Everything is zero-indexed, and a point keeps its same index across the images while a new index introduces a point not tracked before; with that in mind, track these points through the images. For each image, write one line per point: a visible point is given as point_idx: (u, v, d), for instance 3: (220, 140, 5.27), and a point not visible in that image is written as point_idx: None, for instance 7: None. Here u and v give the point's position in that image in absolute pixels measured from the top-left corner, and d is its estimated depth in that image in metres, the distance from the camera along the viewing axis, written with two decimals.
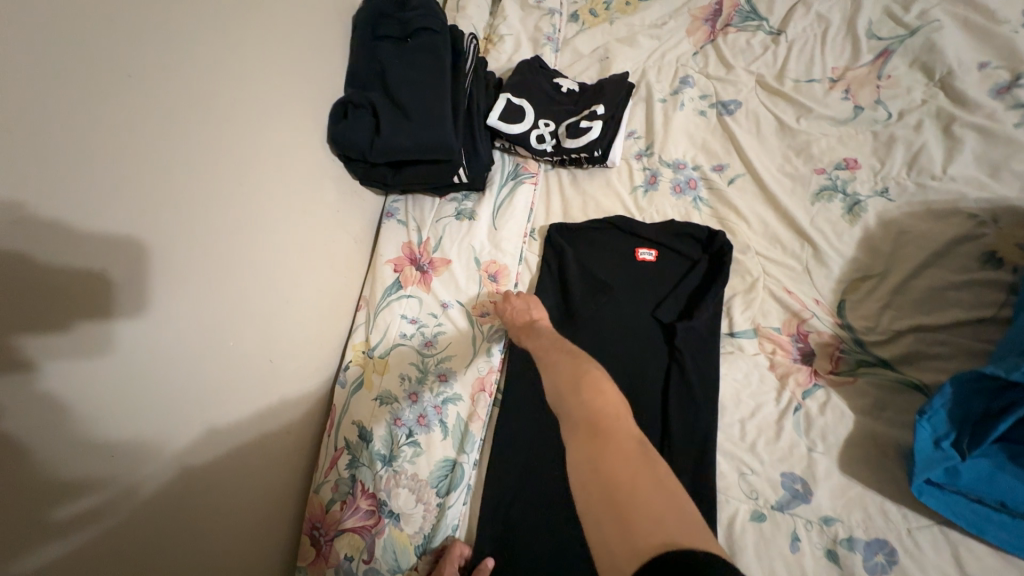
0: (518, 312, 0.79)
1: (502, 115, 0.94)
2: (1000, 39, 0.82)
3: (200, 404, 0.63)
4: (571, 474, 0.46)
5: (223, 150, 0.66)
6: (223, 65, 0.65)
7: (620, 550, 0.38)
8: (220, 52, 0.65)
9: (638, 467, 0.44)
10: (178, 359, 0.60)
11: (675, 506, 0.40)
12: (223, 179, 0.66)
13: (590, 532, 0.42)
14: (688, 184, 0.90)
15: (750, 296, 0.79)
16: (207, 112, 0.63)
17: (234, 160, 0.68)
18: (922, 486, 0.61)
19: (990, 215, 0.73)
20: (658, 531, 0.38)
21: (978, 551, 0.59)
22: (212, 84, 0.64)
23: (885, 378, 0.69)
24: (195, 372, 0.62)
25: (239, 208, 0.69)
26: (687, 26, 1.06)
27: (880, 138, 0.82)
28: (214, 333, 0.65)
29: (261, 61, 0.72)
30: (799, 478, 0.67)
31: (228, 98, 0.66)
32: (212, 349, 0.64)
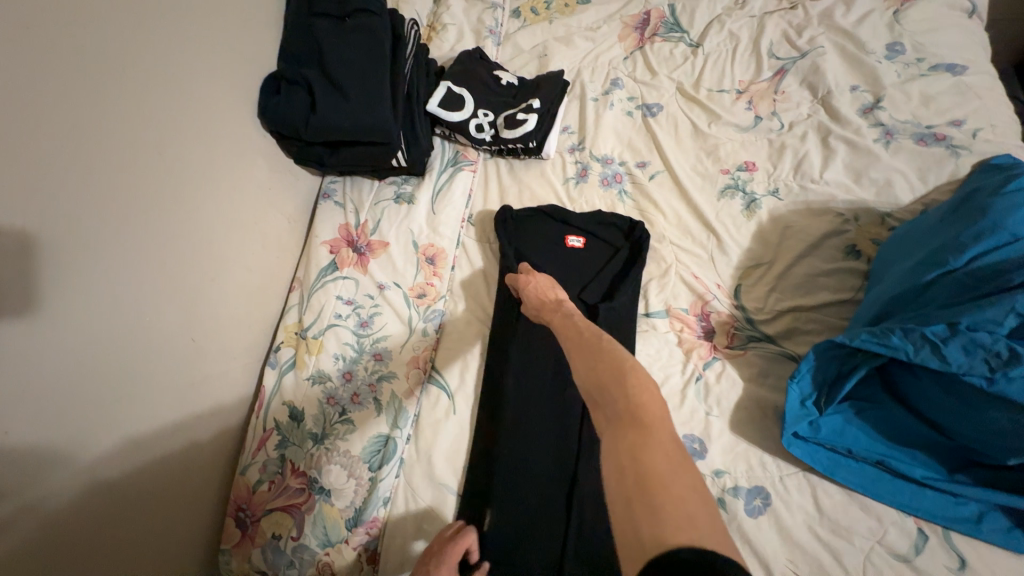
0: (541, 288, 0.78)
1: (442, 102, 0.96)
2: (867, 67, 0.98)
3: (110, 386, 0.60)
4: (605, 459, 0.46)
5: (138, 120, 0.63)
6: (138, 33, 0.63)
7: (645, 537, 0.38)
8: (131, 16, 0.62)
9: (674, 462, 0.43)
10: (83, 337, 0.57)
11: (701, 496, 0.41)
12: (137, 151, 0.63)
13: (615, 515, 0.42)
14: (615, 178, 0.98)
15: (664, 281, 0.88)
16: (116, 80, 0.60)
17: (150, 132, 0.65)
18: (791, 439, 0.72)
19: (853, 215, 0.87)
20: (687, 528, 0.38)
21: (831, 490, 0.71)
22: (123, 50, 0.61)
23: (768, 351, 0.81)
24: (105, 353, 0.60)
25: (158, 181, 0.66)
26: (619, 31, 1.14)
27: (774, 145, 0.95)
28: (128, 311, 0.62)
29: (181, 30, 0.69)
30: (697, 438, 0.76)
31: (142, 66, 0.64)
32: (125, 327, 0.62)
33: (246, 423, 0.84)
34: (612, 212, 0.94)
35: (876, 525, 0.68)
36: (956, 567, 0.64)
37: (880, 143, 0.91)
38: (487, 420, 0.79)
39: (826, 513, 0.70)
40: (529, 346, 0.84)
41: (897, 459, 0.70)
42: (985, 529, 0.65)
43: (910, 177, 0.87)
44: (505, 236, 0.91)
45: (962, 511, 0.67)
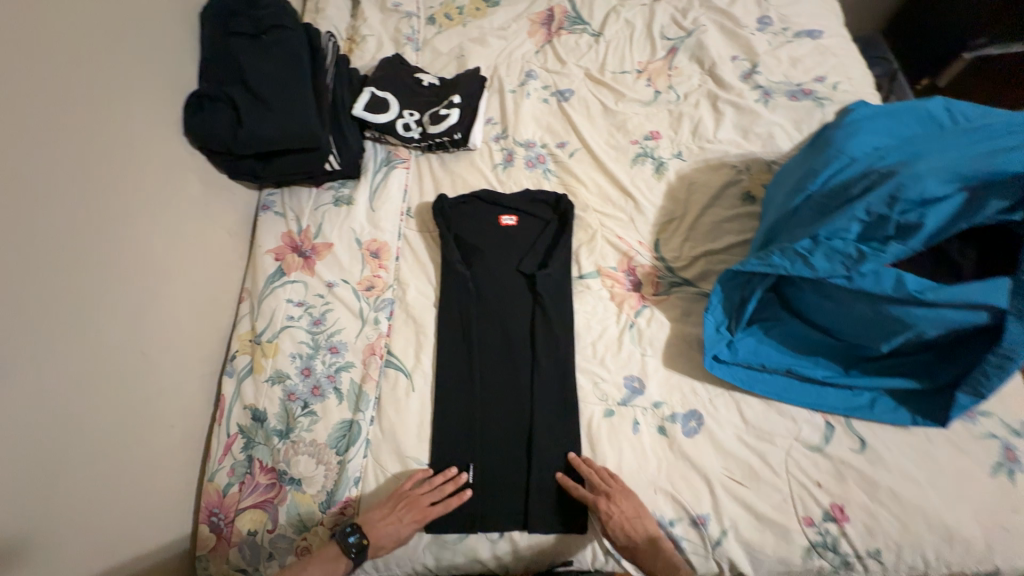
0: (627, 519, 0.72)
1: (367, 106, 1.02)
2: (743, 39, 1.11)
3: (57, 401, 0.62)
4: None
5: (63, 146, 0.66)
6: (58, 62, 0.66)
7: None
8: (52, 47, 0.65)
9: None
10: (29, 354, 0.59)
11: None
12: (64, 176, 0.65)
13: None
14: (538, 159, 1.06)
15: (592, 244, 0.96)
16: (41, 108, 0.63)
17: (78, 157, 0.67)
18: (713, 363, 0.82)
19: (745, 166, 0.99)
20: None
21: (753, 403, 0.81)
22: (44, 79, 0.64)
23: (688, 293, 0.90)
24: (51, 369, 0.62)
25: (87, 202, 0.68)
26: (528, 28, 1.24)
27: (672, 114, 1.06)
28: (69, 327, 0.64)
29: (101, 58, 0.72)
30: (636, 377, 0.85)
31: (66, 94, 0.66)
32: (67, 346, 0.64)
33: (209, 433, 0.85)
34: (541, 190, 1.02)
35: (792, 425, 0.79)
36: (858, 447, 0.76)
37: (760, 103, 1.04)
38: (444, 392, 0.84)
39: (750, 422, 0.80)
40: (477, 319, 0.90)
41: (802, 365, 0.80)
42: (877, 411, 0.77)
43: (787, 129, 1.01)
44: (443, 223, 0.97)
45: (858, 400, 0.78)
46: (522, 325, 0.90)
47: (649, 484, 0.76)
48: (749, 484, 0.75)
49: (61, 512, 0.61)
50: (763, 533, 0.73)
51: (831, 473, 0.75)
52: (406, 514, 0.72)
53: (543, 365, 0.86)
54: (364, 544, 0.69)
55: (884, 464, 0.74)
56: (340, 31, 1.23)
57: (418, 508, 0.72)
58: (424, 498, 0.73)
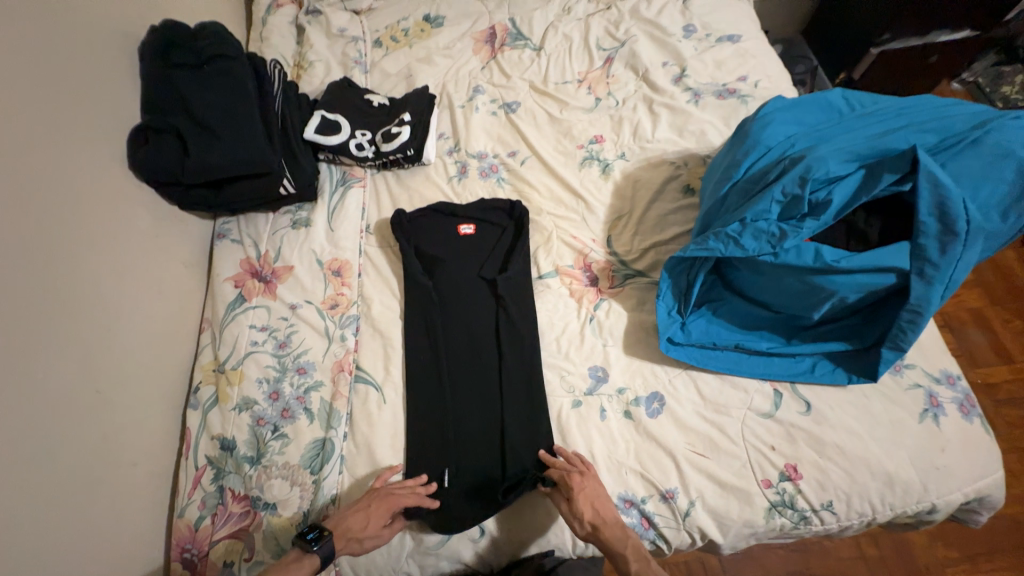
0: (595, 500, 0.74)
1: (318, 129, 1.04)
2: (671, 46, 1.20)
3: (11, 448, 0.60)
4: None
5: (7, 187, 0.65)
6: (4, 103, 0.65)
7: None
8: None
9: None
10: None
11: None
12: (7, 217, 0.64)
13: None
14: (491, 169, 1.10)
15: (549, 245, 1.00)
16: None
17: (22, 197, 0.66)
18: (668, 345, 0.87)
19: (683, 162, 1.06)
20: None
21: (708, 379, 0.86)
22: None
23: (642, 283, 0.96)
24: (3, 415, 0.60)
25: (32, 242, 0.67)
26: (473, 46, 1.29)
27: (613, 119, 1.13)
28: (20, 371, 0.63)
29: (46, 96, 0.72)
30: (600, 367, 0.89)
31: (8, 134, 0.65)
32: (19, 390, 0.62)
33: (176, 469, 0.83)
34: (496, 198, 1.06)
35: (745, 396, 0.84)
36: (804, 410, 0.82)
37: (691, 103, 1.12)
38: (415, 400, 0.85)
39: (707, 397, 0.85)
40: (443, 327, 0.92)
41: (748, 340, 0.87)
42: (818, 374, 0.83)
43: (717, 125, 1.09)
44: (402, 236, 0.99)
45: (801, 366, 0.85)
46: (487, 327, 0.92)
47: (619, 466, 0.80)
48: (711, 455, 0.80)
49: (22, 562, 0.59)
50: (727, 499, 0.77)
51: (783, 437, 0.80)
52: (375, 509, 0.72)
53: (509, 364, 0.89)
54: (327, 535, 0.69)
55: (829, 423, 0.80)
56: (287, 58, 1.24)
57: (387, 504, 0.73)
58: (396, 497, 0.74)
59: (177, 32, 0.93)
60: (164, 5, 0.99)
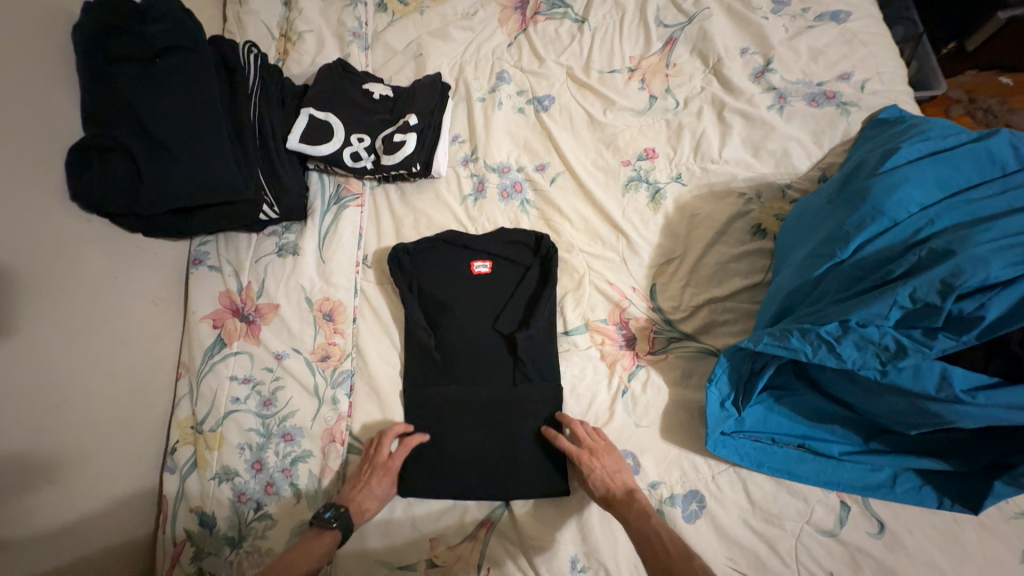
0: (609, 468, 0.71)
1: (305, 135, 0.85)
2: (754, 26, 0.93)
3: None
4: None
5: None
6: None
7: None
8: None
9: None
10: None
11: None
12: None
13: None
14: (514, 188, 0.91)
15: (579, 293, 0.84)
16: None
17: None
18: (717, 440, 0.72)
19: (755, 192, 0.84)
20: None
21: (761, 481, 0.72)
22: None
23: (689, 350, 0.79)
24: None
25: None
26: (499, 15, 1.03)
27: (671, 127, 0.90)
28: None
29: None
30: (630, 453, 0.75)
31: None
32: None
33: (154, 537, 0.76)
34: (517, 229, 0.87)
35: (804, 506, 0.71)
36: (875, 532, 0.68)
37: (774, 110, 0.87)
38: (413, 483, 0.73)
39: (757, 503, 0.71)
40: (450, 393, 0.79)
41: (816, 439, 0.71)
42: (899, 491, 0.69)
43: (806, 144, 0.86)
44: (403, 279, 0.84)
45: (878, 477, 0.70)
46: (500, 396, 0.78)
47: None
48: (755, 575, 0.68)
49: None
50: None
51: (846, 562, 0.67)
52: (375, 483, 0.71)
53: (525, 444, 0.76)
54: (344, 510, 0.68)
55: (905, 552, 0.66)
56: (271, 28, 1.01)
57: (388, 470, 0.72)
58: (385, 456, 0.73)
59: (117, 14, 0.73)
60: None
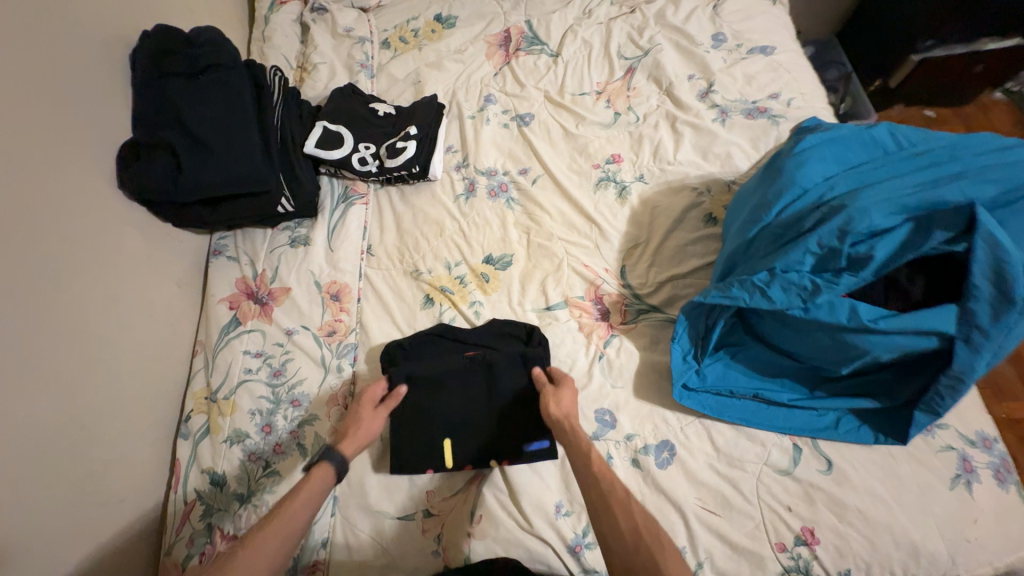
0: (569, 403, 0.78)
1: (320, 142, 0.98)
2: (698, 57, 1.12)
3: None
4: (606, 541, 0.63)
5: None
6: None
7: None
8: None
9: None
10: None
11: None
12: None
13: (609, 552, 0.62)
14: (500, 188, 1.04)
15: (559, 274, 0.95)
16: None
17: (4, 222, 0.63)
18: (682, 392, 0.82)
19: (706, 187, 0.99)
20: None
21: (723, 429, 0.81)
22: None
23: (655, 319, 0.90)
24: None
25: (16, 269, 0.63)
26: (486, 51, 1.22)
27: (633, 136, 1.06)
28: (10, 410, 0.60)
29: (33, 114, 0.68)
30: (607, 410, 0.84)
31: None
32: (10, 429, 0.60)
33: (165, 502, 0.81)
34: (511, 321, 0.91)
35: (762, 450, 0.79)
36: (824, 469, 0.77)
37: (718, 122, 1.04)
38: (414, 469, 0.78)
39: (721, 449, 0.80)
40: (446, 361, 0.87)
41: (768, 389, 0.82)
42: (842, 431, 0.78)
43: (745, 148, 1.02)
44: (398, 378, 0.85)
45: (823, 421, 0.79)
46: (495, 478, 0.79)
47: None
48: (722, 513, 0.76)
49: None
50: (738, 562, 0.73)
51: (802, 497, 0.76)
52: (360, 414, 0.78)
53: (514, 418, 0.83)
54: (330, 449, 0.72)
55: (851, 484, 0.75)
56: (290, 60, 1.18)
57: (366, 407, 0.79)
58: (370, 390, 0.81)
59: (167, 38, 0.87)
60: (159, 5, 0.93)
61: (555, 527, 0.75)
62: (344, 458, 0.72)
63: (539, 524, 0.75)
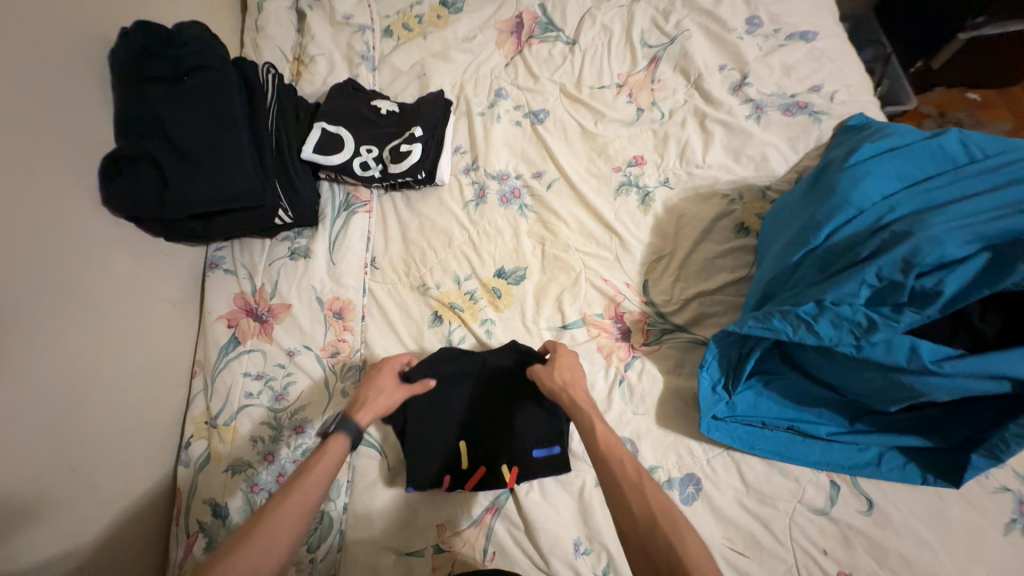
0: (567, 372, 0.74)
1: (318, 146, 0.92)
2: (730, 45, 1.01)
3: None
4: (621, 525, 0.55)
5: None
6: None
7: None
8: None
9: None
10: None
11: None
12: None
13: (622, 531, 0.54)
14: (513, 194, 0.97)
15: (576, 289, 0.88)
16: None
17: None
18: (710, 423, 0.76)
19: (738, 194, 0.91)
20: None
21: (753, 463, 0.76)
22: None
23: (681, 341, 0.84)
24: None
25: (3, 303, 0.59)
26: (496, 38, 1.12)
27: (658, 135, 0.97)
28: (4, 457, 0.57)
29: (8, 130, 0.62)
30: (628, 439, 0.78)
31: None
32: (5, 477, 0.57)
33: (167, 532, 0.78)
34: (524, 340, 0.85)
35: (795, 487, 0.74)
36: (864, 509, 0.71)
37: (752, 119, 0.95)
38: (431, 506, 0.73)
39: (750, 484, 0.75)
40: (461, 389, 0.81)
41: (804, 421, 0.75)
42: (885, 469, 0.72)
43: (782, 149, 0.93)
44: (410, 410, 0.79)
45: (865, 457, 0.73)
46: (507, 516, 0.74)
47: None
48: (752, 554, 0.71)
49: None
50: None
51: (839, 539, 0.70)
52: (378, 386, 0.74)
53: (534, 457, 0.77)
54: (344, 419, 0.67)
55: (894, 527, 0.70)
56: (286, 52, 1.09)
57: (384, 378, 0.75)
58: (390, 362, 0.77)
59: (148, 35, 0.80)
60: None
61: (573, 567, 0.71)
62: (358, 429, 0.66)
63: (556, 563, 0.71)
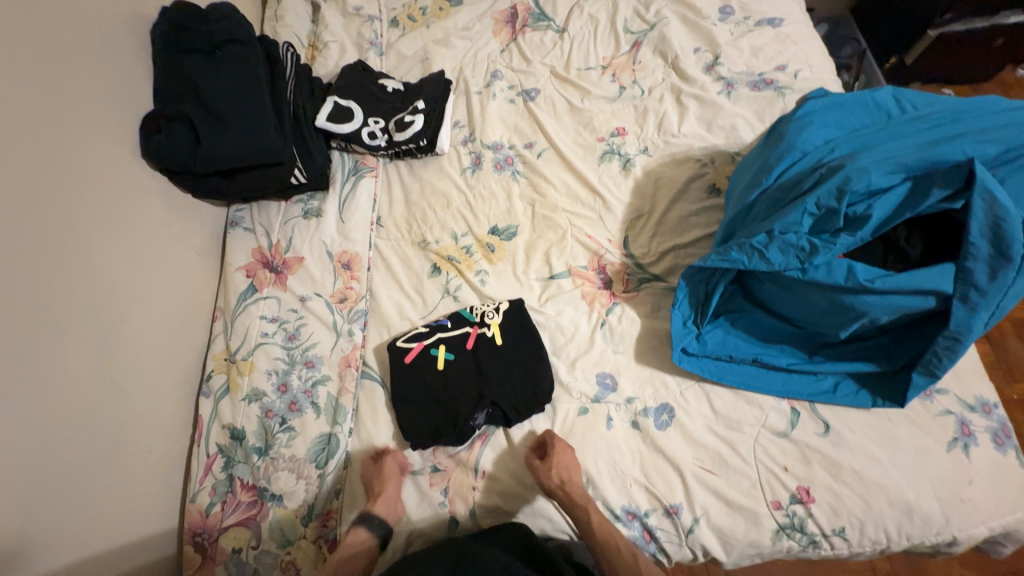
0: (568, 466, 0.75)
1: (331, 116, 1.02)
2: (704, 30, 1.12)
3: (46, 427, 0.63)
4: None
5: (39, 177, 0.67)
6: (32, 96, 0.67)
7: None
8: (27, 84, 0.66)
9: None
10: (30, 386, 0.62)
11: None
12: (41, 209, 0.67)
13: None
14: (506, 161, 1.06)
15: (563, 244, 0.97)
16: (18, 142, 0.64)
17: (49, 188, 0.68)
18: (681, 356, 0.84)
19: (710, 159, 1.00)
20: None
21: (722, 393, 0.83)
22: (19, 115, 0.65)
23: (657, 288, 0.92)
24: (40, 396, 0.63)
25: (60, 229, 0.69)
26: (493, 27, 1.23)
27: (638, 110, 1.07)
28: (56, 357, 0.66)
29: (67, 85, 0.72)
30: (608, 374, 0.86)
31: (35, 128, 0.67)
32: (57, 375, 0.66)
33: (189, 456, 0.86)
34: (516, 289, 0.94)
35: (759, 413, 0.81)
36: (822, 430, 0.78)
37: (723, 95, 1.05)
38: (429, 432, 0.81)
39: (719, 412, 0.82)
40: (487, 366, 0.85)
41: (768, 353, 0.83)
42: (840, 395, 0.79)
43: (750, 120, 1.02)
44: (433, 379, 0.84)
45: (822, 385, 0.80)
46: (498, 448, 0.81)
47: (624, 477, 0.78)
48: (719, 472, 0.78)
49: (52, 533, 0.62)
50: (733, 517, 0.75)
51: (798, 458, 0.77)
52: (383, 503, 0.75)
53: (527, 395, 0.82)
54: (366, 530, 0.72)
55: (848, 446, 0.77)
56: (302, 38, 1.20)
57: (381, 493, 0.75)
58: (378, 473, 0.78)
59: (186, 14, 0.92)
60: None
61: None
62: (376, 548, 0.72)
63: None
